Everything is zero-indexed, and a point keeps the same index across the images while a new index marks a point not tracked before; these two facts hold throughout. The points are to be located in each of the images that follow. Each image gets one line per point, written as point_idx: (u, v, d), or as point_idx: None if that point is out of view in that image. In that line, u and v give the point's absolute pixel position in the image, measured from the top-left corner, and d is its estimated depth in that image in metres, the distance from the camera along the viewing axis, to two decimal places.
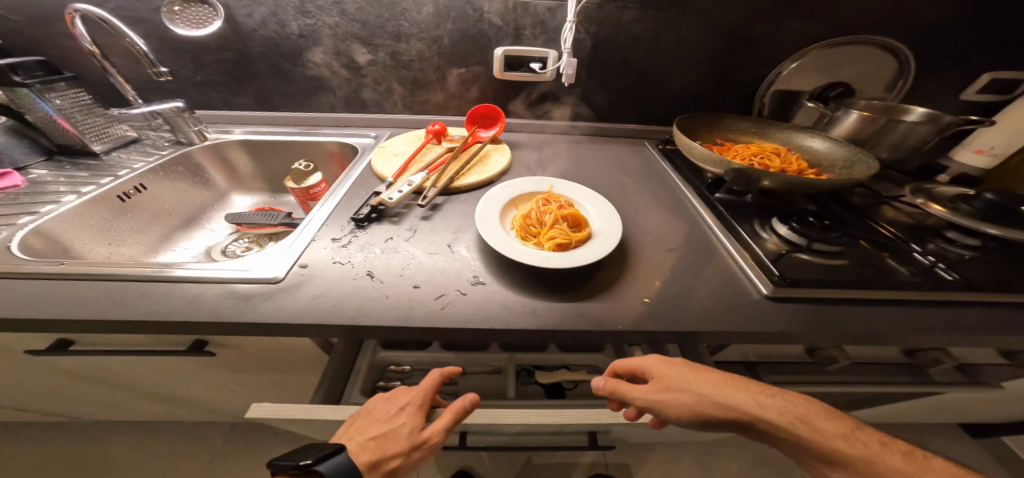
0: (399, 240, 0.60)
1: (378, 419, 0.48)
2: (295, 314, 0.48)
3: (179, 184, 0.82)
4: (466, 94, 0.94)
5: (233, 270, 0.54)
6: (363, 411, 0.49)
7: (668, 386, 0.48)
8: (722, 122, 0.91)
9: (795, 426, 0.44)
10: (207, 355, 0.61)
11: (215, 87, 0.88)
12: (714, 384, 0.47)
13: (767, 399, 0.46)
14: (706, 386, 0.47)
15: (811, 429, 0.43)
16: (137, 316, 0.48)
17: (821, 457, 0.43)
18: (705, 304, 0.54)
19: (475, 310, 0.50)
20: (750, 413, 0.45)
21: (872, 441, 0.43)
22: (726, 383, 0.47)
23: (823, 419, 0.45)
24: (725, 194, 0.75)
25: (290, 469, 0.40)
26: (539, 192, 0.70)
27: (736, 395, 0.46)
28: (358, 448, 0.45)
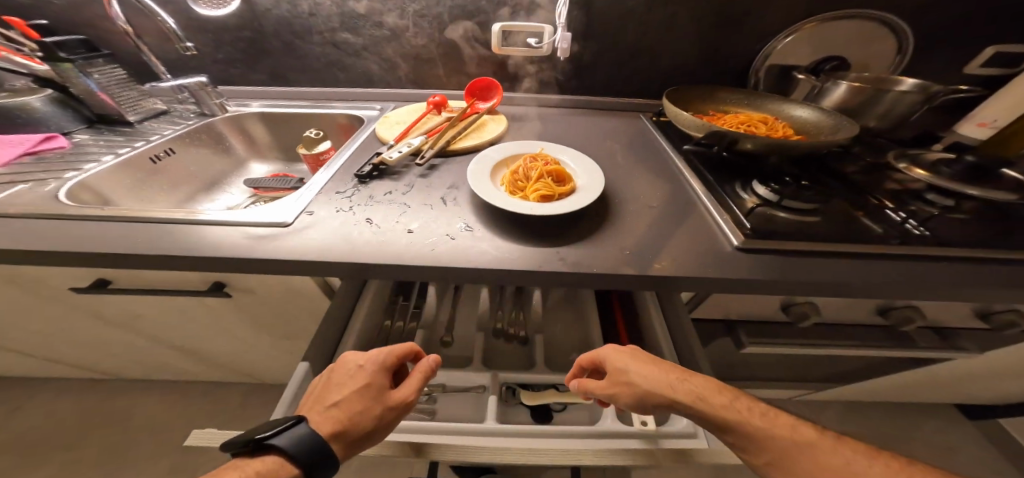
0: (398, 194, 0.66)
1: (339, 384, 0.48)
2: (301, 251, 0.54)
3: (203, 151, 0.90)
4: (466, 69, 0.99)
5: (248, 215, 0.60)
6: (325, 381, 0.49)
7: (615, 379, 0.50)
8: (714, 95, 0.94)
9: (699, 403, 0.44)
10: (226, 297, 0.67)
11: (234, 64, 0.96)
12: (645, 372, 0.48)
13: (679, 381, 0.47)
14: (641, 376, 0.48)
15: (706, 406, 0.44)
16: (164, 250, 0.54)
17: (716, 425, 0.44)
18: (681, 252, 0.56)
19: (459, 253, 0.54)
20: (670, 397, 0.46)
21: (752, 409, 0.44)
22: (660, 369, 0.48)
23: (715, 394, 0.45)
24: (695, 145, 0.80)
25: (244, 444, 0.39)
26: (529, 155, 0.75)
27: (660, 378, 0.47)
28: (320, 418, 0.45)
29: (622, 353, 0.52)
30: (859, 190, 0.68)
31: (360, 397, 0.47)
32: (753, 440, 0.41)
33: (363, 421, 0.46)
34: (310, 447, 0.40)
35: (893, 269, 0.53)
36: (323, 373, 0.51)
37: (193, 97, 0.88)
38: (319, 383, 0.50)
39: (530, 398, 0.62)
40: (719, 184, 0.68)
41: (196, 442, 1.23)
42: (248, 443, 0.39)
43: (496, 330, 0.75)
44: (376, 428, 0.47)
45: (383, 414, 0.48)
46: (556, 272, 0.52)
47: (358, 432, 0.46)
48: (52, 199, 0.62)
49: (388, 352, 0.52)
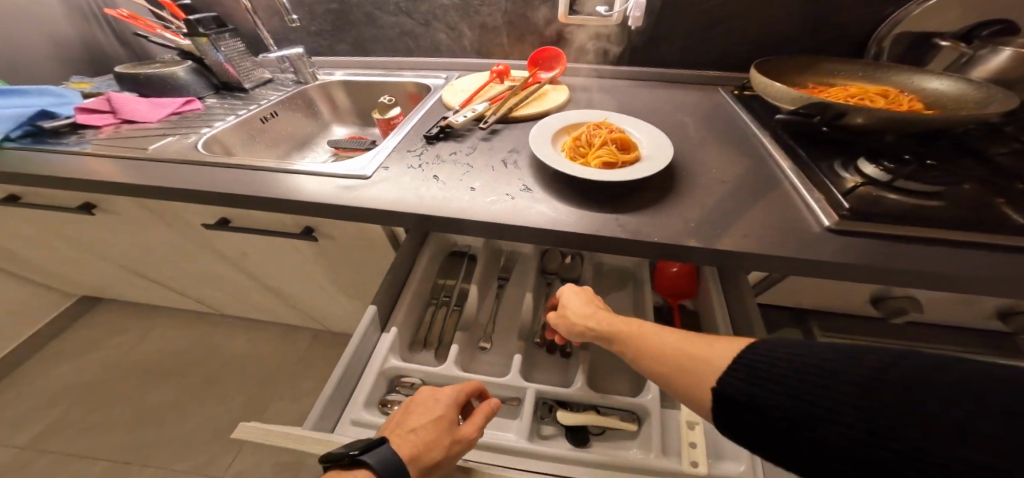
0: (461, 154, 0.69)
1: (417, 411, 0.50)
2: (376, 199, 0.60)
3: (298, 114, 1.02)
4: (531, 39, 0.98)
5: (336, 168, 0.68)
6: (405, 410, 0.51)
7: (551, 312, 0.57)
8: (817, 65, 0.82)
9: (592, 324, 0.49)
10: (312, 241, 0.78)
11: (323, 35, 1.06)
12: (569, 305, 0.53)
13: (584, 308, 0.52)
14: (567, 310, 0.53)
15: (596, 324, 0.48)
16: (270, 194, 0.63)
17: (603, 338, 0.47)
18: (756, 228, 0.52)
19: (516, 212, 0.56)
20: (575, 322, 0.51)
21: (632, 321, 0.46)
22: (580, 300, 0.53)
23: (608, 315, 0.49)
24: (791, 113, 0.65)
25: (339, 460, 0.40)
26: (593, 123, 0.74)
27: (573, 307, 0.53)
28: (399, 442, 0.46)
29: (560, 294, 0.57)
30: (1000, 176, 0.56)
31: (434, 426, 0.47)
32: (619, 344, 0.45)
33: (434, 452, 0.45)
34: (392, 466, 0.41)
35: None
36: (402, 406, 0.53)
37: (292, 66, 1.00)
38: (398, 412, 0.52)
39: (566, 417, 0.57)
40: (811, 161, 0.61)
41: (280, 370, 1.46)
42: (342, 458, 0.40)
43: (544, 296, 0.77)
44: (445, 462, 0.46)
45: (453, 446, 0.47)
46: (613, 236, 0.52)
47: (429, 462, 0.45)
48: (192, 149, 0.76)
49: (460, 388, 0.54)
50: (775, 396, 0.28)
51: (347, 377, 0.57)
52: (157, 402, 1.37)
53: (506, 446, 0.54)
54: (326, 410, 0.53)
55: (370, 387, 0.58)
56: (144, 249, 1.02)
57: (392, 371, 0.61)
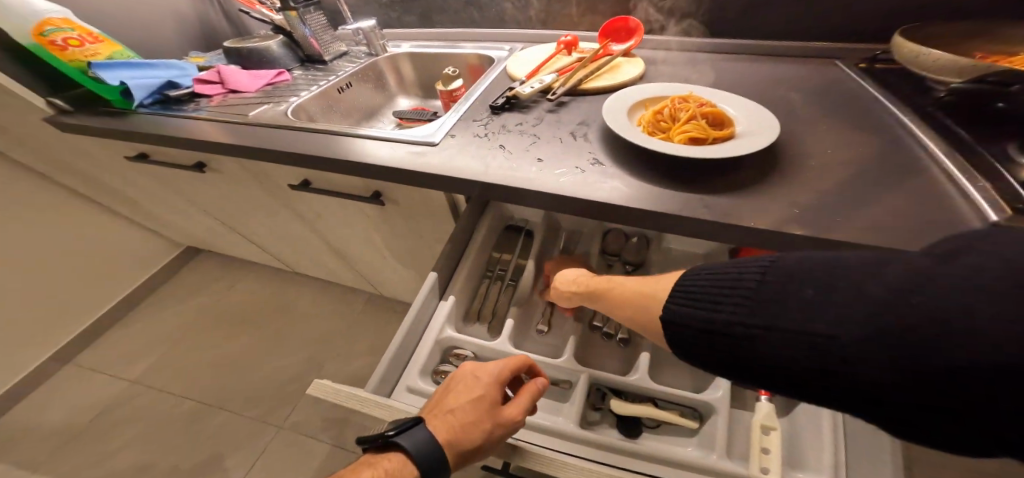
0: (528, 126, 0.67)
1: (456, 390, 0.49)
2: (444, 167, 0.61)
3: (368, 86, 1.07)
4: (603, 6, 0.91)
5: (404, 136, 0.70)
6: (445, 387, 0.51)
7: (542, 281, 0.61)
8: (984, 30, 0.65)
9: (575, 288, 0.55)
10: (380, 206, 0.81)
11: (393, 9, 1.09)
12: (555, 276, 0.58)
13: (570, 276, 0.57)
14: (555, 281, 0.58)
15: (576, 290, 0.55)
16: (345, 159, 0.67)
17: (586, 298, 0.54)
18: (880, 217, 0.43)
19: (586, 186, 0.53)
20: (561, 289, 0.57)
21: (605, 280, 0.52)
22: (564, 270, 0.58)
23: (588, 278, 0.55)
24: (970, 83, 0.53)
25: (376, 439, 0.43)
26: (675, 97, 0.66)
27: (557, 277, 0.58)
28: (440, 423, 0.46)
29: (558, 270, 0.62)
30: None
31: (472, 412, 0.47)
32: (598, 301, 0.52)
33: (471, 439, 0.45)
34: (426, 450, 0.42)
35: None
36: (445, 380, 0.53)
37: (365, 38, 1.03)
38: (440, 387, 0.52)
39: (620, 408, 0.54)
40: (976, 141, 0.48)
41: (341, 327, 1.61)
42: (379, 439, 0.43)
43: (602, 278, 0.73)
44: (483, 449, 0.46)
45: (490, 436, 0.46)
46: (700, 219, 0.46)
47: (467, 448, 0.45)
48: (282, 116, 0.82)
49: (502, 365, 0.52)
50: (695, 310, 0.34)
51: (407, 339, 0.60)
52: (245, 343, 1.60)
53: (556, 429, 0.53)
54: (387, 374, 0.56)
55: (427, 354, 0.60)
56: (240, 209, 1.17)
57: (449, 338, 0.63)
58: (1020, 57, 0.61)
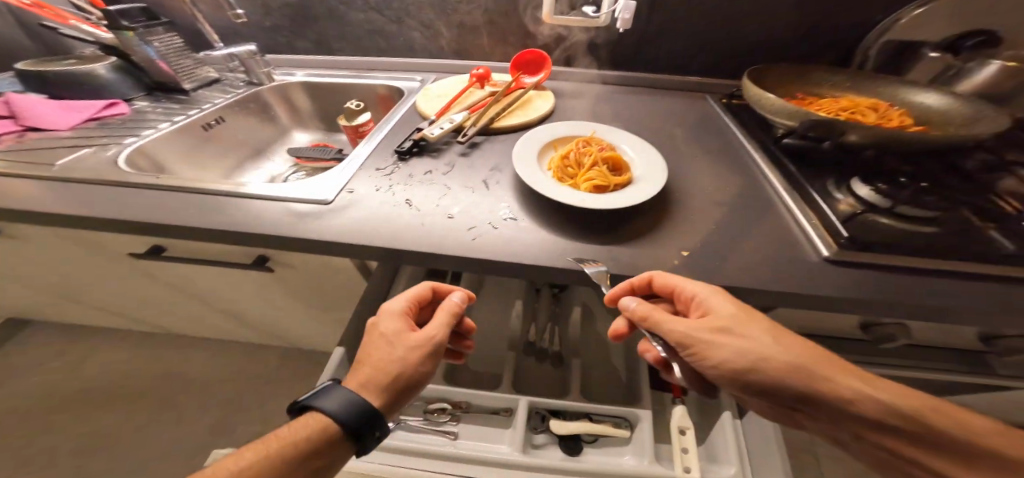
0: (438, 174, 0.62)
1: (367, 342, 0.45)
2: (340, 231, 0.52)
3: (250, 119, 0.90)
4: (513, 40, 0.90)
5: (287, 191, 0.60)
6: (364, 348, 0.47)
7: (725, 328, 0.38)
8: (805, 75, 0.79)
9: (803, 368, 0.35)
10: (266, 271, 0.68)
11: (280, 32, 0.94)
12: (749, 327, 0.37)
13: (781, 344, 0.36)
14: (746, 334, 0.37)
15: (811, 375, 0.35)
16: (207, 224, 0.54)
17: (806, 397, 0.35)
18: (751, 258, 0.49)
19: (503, 244, 0.50)
20: (784, 362, 0.35)
21: (836, 367, 0.36)
22: (759, 324, 0.38)
23: (819, 360, 0.36)
24: (798, 139, 0.64)
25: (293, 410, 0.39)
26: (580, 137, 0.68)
27: (761, 336, 0.37)
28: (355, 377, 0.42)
29: (677, 282, 0.41)
30: (997, 202, 0.55)
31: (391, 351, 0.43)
32: (835, 407, 0.34)
33: (393, 379, 0.40)
34: (335, 400, 0.38)
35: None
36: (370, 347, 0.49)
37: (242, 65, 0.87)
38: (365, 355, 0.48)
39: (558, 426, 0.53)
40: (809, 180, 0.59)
41: (241, 394, 1.34)
42: (293, 408, 0.39)
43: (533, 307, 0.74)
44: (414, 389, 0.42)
45: (417, 367, 0.42)
46: (611, 272, 0.47)
47: (391, 391, 0.40)
48: (112, 166, 0.64)
49: (404, 297, 0.48)
50: None
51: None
52: (96, 433, 1.23)
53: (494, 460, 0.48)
54: None
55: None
56: (66, 273, 0.88)
57: None
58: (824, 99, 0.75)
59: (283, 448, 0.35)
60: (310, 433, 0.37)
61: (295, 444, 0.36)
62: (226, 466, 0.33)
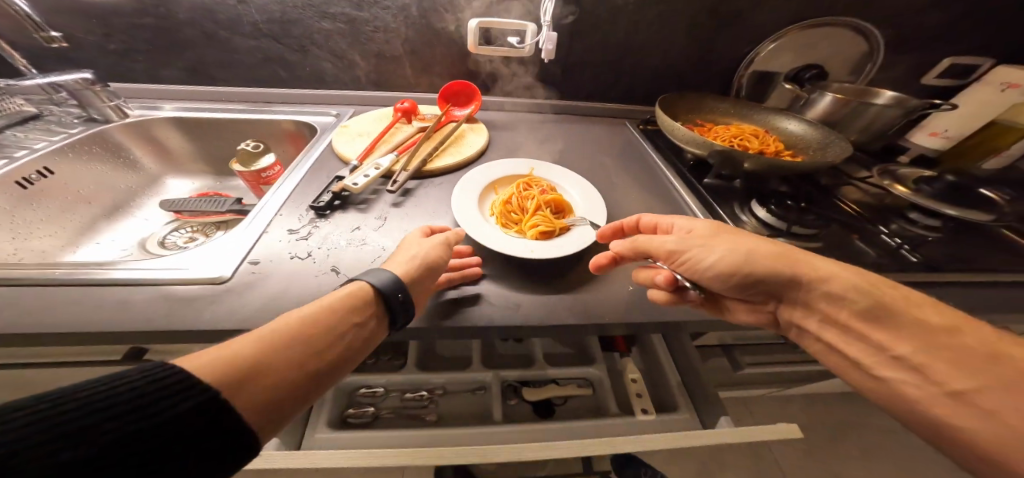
0: (368, 230, 0.55)
1: None
2: (250, 319, 0.43)
3: (96, 166, 0.70)
4: (437, 71, 0.86)
5: (167, 269, 0.48)
6: None
7: (691, 244, 0.44)
8: (701, 102, 0.87)
9: (781, 264, 0.41)
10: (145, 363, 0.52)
11: (135, 57, 0.75)
12: (717, 240, 0.43)
13: (760, 244, 0.42)
14: (720, 248, 0.43)
15: (783, 268, 0.41)
16: (46, 329, 0.41)
17: (793, 284, 0.41)
18: None
19: (454, 306, 0.47)
20: (756, 261, 0.41)
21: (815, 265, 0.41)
22: (731, 232, 0.44)
23: (798, 256, 0.42)
24: (715, 178, 0.74)
25: None
26: (519, 176, 0.67)
27: (742, 240, 0.43)
28: None
29: (649, 240, 0.47)
30: (844, 206, 0.70)
31: (410, 250, 0.46)
32: (814, 289, 0.40)
33: (414, 268, 0.43)
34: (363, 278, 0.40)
35: None
36: None
37: (72, 98, 0.67)
38: None
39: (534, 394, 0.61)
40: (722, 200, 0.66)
41: None
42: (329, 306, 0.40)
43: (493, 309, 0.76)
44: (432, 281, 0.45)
45: (436, 261, 0.45)
46: (567, 322, 0.47)
47: (415, 281, 0.43)
48: None
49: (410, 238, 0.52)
50: None
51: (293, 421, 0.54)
52: None
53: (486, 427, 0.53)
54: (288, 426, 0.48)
55: (329, 406, 0.55)
56: None
57: None
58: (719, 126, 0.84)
59: (324, 316, 0.35)
60: (345, 306, 0.37)
61: (334, 315, 0.35)
62: (268, 331, 0.31)
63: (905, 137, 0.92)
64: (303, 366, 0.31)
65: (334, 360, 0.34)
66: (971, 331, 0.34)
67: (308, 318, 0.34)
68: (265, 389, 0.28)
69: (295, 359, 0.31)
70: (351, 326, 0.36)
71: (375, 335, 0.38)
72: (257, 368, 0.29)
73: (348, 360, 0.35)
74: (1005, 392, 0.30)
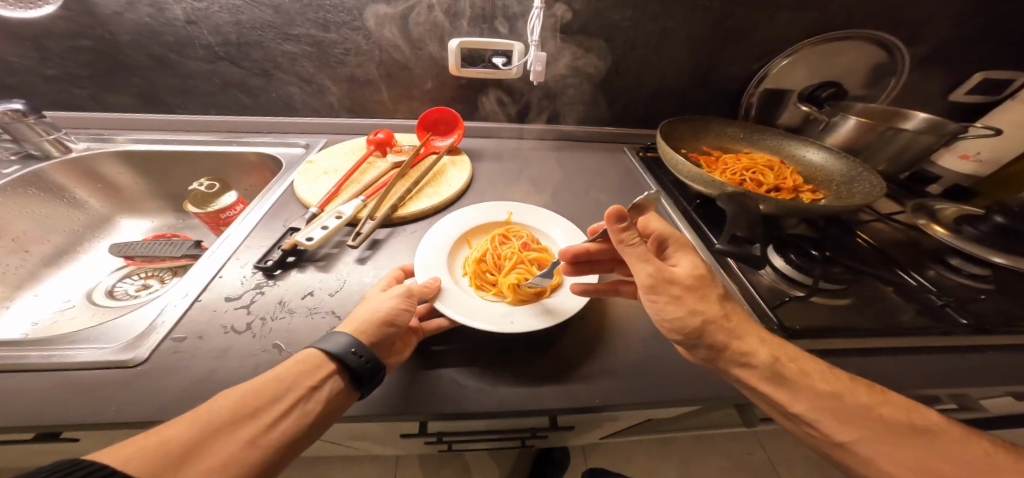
0: (323, 295, 0.47)
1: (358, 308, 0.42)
2: (164, 415, 0.35)
3: (35, 210, 0.63)
4: (417, 95, 0.78)
5: (77, 346, 0.40)
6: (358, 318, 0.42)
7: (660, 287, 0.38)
8: (708, 126, 0.79)
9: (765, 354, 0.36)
10: (69, 442, 0.40)
11: (79, 83, 0.68)
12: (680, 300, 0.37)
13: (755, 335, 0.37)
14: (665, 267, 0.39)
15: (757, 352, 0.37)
16: None
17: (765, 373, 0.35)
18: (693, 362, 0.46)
19: (417, 390, 0.40)
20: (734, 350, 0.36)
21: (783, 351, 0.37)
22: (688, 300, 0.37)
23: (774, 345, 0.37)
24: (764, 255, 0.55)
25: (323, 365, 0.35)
26: (497, 224, 0.60)
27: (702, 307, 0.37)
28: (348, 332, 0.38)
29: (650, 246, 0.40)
30: (860, 240, 0.64)
31: (367, 305, 0.40)
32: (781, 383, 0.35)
33: (373, 332, 0.37)
34: (329, 342, 0.34)
35: (929, 368, 0.46)
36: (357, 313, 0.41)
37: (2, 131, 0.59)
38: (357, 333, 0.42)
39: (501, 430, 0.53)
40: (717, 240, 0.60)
41: None
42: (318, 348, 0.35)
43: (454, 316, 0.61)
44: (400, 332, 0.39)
45: (396, 316, 0.39)
46: (547, 409, 0.40)
47: (375, 338, 0.37)
48: None
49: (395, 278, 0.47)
50: None
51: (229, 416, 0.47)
52: None
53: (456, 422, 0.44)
54: None
55: None
56: None
57: None
58: (728, 156, 0.75)
59: (273, 384, 0.31)
60: (297, 368, 0.32)
61: (286, 381, 0.31)
62: (207, 412, 0.28)
63: (932, 158, 0.83)
64: (251, 442, 0.27)
65: (289, 432, 0.30)
66: (856, 389, 0.34)
67: (253, 391, 0.30)
68: (204, 473, 0.25)
69: (238, 438, 0.27)
70: (306, 391, 0.31)
71: (340, 395, 0.33)
72: (191, 455, 0.25)
73: (308, 427, 0.31)
74: (882, 446, 0.31)
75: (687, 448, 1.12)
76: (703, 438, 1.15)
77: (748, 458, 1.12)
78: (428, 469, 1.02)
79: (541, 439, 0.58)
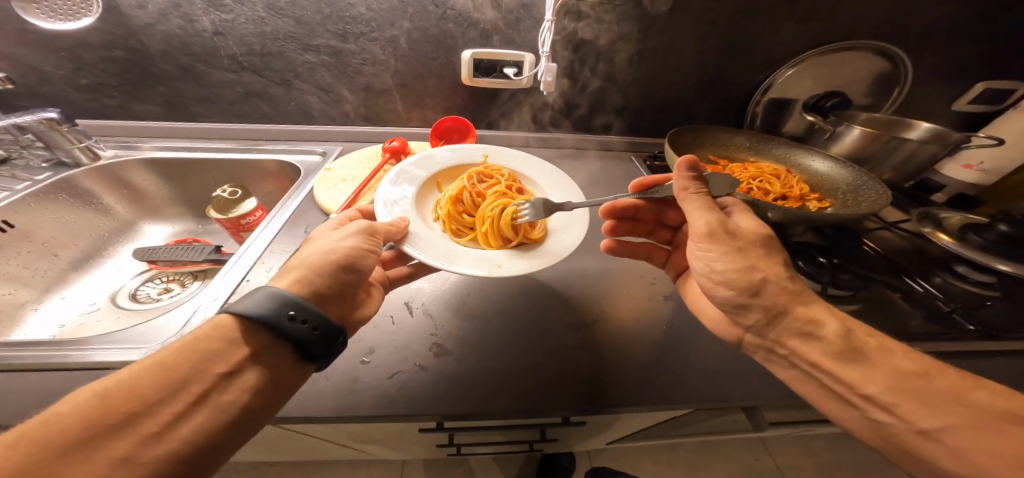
0: None
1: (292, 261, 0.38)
2: None
3: (65, 215, 0.66)
4: (430, 103, 0.81)
5: (110, 346, 0.41)
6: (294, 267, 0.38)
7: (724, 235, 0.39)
8: (713, 135, 0.81)
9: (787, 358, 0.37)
10: None
11: (108, 92, 0.70)
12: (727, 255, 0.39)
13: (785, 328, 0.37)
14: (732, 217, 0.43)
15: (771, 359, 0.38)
16: None
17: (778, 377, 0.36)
18: (702, 366, 0.47)
19: (441, 392, 0.42)
20: None
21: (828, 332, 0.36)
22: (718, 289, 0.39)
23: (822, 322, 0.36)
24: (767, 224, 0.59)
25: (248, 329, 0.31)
26: (472, 166, 0.63)
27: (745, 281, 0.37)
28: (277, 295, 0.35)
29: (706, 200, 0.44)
30: (867, 248, 0.65)
31: (318, 245, 0.39)
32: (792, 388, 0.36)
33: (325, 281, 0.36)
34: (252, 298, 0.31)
35: None
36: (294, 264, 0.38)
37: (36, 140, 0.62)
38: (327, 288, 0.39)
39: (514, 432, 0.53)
40: None
41: None
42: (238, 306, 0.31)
43: None
44: (361, 280, 0.39)
45: (357, 261, 0.39)
46: (563, 410, 0.41)
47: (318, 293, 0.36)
48: None
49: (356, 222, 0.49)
50: None
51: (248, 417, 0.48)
52: None
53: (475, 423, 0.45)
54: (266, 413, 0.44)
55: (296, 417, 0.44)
56: None
57: None
58: (735, 165, 0.77)
59: (158, 383, 0.26)
60: (199, 355, 0.29)
61: (179, 376, 0.27)
62: (51, 433, 0.23)
63: (937, 167, 0.84)
64: (126, 458, 0.23)
65: (203, 425, 0.26)
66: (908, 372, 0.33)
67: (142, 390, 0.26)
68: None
69: (123, 448, 0.23)
70: (217, 379, 0.28)
71: (266, 377, 0.30)
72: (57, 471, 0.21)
73: (226, 423, 0.27)
74: (892, 438, 0.31)
75: (694, 454, 1.12)
76: (710, 445, 1.15)
77: (756, 465, 1.12)
78: (435, 473, 1.03)
79: (552, 441, 0.59)
